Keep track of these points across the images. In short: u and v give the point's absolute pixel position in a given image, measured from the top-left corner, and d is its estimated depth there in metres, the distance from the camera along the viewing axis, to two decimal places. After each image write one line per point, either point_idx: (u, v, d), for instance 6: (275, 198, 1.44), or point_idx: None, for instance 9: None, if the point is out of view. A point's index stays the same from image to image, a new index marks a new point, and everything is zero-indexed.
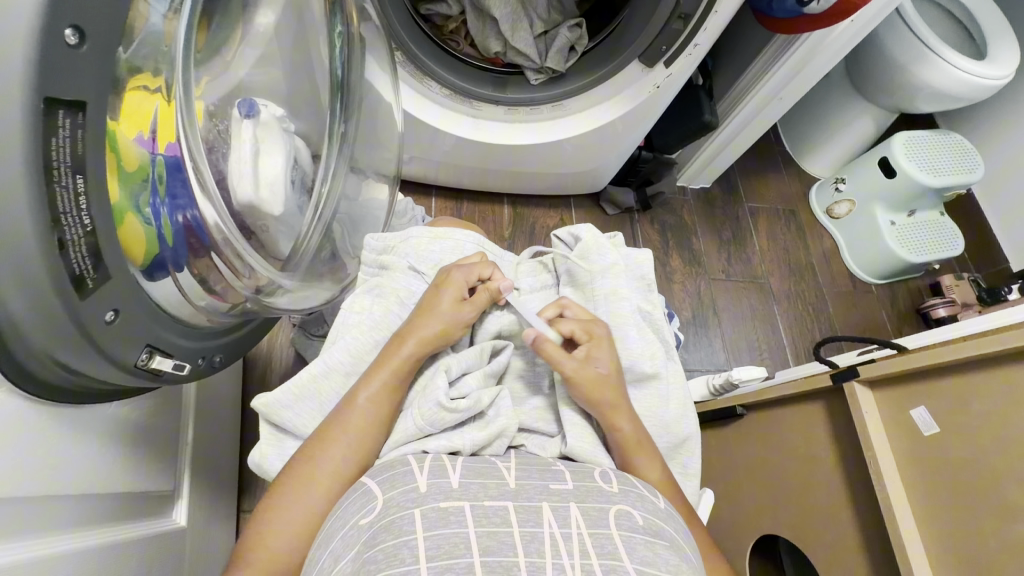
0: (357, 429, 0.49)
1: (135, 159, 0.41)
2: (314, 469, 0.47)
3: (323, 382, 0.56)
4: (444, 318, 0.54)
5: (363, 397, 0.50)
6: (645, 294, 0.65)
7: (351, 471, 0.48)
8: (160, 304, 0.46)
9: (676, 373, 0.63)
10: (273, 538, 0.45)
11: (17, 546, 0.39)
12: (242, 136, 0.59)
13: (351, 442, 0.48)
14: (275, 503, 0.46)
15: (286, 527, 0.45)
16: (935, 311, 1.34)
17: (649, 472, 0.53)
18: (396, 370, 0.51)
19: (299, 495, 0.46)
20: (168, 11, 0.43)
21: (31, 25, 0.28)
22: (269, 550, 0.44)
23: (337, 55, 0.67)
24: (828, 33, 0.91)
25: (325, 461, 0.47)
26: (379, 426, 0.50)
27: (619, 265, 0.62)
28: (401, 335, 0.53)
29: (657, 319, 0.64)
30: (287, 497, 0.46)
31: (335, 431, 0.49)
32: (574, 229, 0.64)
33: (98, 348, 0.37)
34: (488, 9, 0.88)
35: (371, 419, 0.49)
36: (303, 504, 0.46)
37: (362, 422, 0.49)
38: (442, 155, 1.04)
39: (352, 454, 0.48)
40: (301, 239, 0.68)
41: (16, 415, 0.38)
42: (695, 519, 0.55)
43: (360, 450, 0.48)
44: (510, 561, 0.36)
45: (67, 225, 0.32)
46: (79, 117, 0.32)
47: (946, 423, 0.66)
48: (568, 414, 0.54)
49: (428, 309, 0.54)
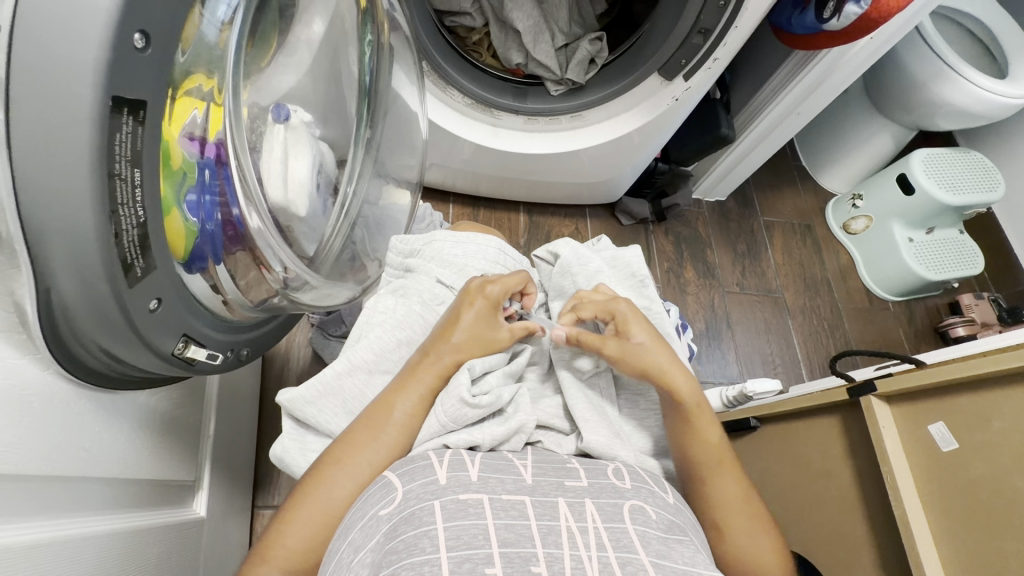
0: (388, 438, 0.50)
1: (180, 158, 0.44)
2: (341, 472, 0.48)
3: (345, 380, 0.58)
4: (473, 330, 0.56)
5: (399, 410, 0.51)
6: (639, 290, 0.67)
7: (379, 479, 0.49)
8: (197, 296, 0.48)
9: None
10: (293, 535, 0.46)
11: (53, 522, 0.41)
12: (275, 138, 0.62)
13: (380, 447, 0.50)
14: (298, 503, 0.48)
15: (304, 527, 0.46)
16: (954, 329, 1.33)
17: (711, 433, 0.54)
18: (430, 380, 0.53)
19: (325, 497, 0.47)
20: (223, 21, 0.45)
21: (104, 31, 0.30)
22: (293, 549, 0.46)
23: (367, 63, 0.71)
24: (847, 51, 0.92)
25: (352, 464, 0.49)
26: (407, 438, 0.51)
27: (602, 272, 0.66)
28: (434, 345, 0.55)
29: (654, 315, 0.65)
30: (311, 499, 0.47)
31: (363, 433, 0.50)
32: (552, 247, 0.69)
33: (142, 336, 0.39)
34: (511, 21, 0.91)
35: (401, 428, 0.51)
36: (323, 506, 0.47)
37: (394, 429, 0.51)
38: (462, 162, 1.06)
39: (381, 460, 0.49)
40: (325, 239, 0.71)
41: (59, 396, 0.41)
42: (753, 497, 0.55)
43: (389, 456, 0.50)
44: (528, 551, 0.37)
45: (123, 216, 0.35)
46: (140, 116, 0.34)
47: (964, 439, 0.66)
48: (580, 413, 0.55)
49: (457, 322, 0.56)
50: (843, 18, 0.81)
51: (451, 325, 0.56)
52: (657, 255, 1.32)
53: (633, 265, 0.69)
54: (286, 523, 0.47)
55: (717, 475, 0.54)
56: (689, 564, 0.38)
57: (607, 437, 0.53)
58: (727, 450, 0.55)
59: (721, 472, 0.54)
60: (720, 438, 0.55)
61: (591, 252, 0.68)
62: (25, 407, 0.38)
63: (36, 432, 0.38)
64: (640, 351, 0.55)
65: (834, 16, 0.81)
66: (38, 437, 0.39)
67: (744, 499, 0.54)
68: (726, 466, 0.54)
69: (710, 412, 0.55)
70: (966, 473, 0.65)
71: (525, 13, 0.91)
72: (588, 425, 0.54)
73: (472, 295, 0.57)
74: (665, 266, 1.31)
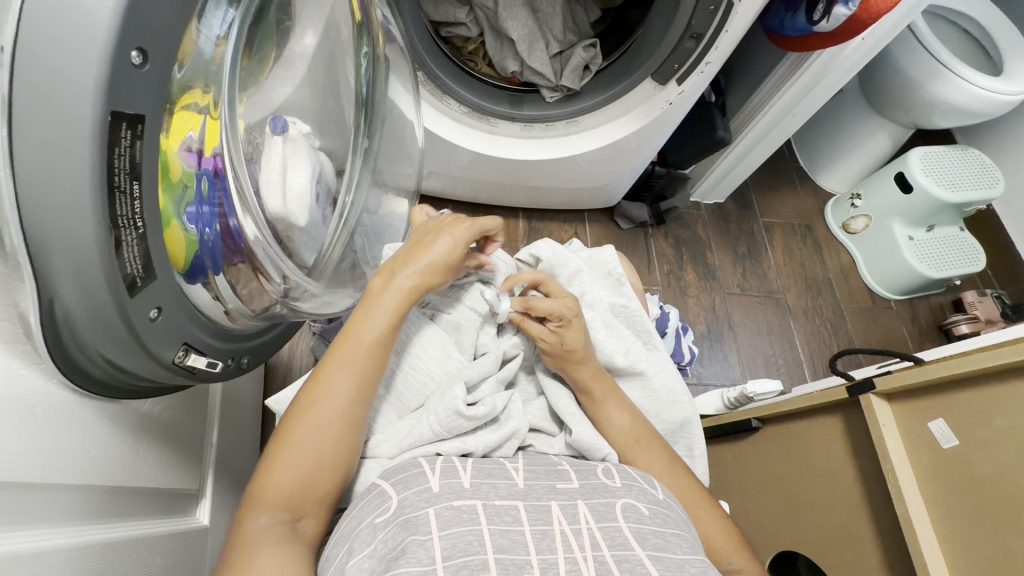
0: (364, 363, 0.50)
1: (179, 170, 0.45)
2: (323, 404, 0.47)
3: None
4: (438, 257, 0.55)
5: (369, 336, 0.50)
6: (616, 289, 0.68)
7: (360, 408, 0.49)
8: (197, 305, 0.49)
9: (668, 372, 0.65)
10: (283, 474, 0.45)
11: (58, 531, 0.42)
12: (273, 150, 0.63)
13: (355, 374, 0.49)
14: (282, 441, 0.46)
15: (295, 464, 0.45)
16: (958, 327, 1.33)
17: (617, 418, 0.58)
18: (398, 305, 0.52)
19: (308, 434, 0.46)
20: (219, 36, 0.46)
21: (100, 50, 0.31)
22: (284, 493, 0.45)
23: (363, 73, 0.71)
24: (840, 51, 0.93)
25: (331, 393, 0.48)
26: (379, 364, 0.51)
27: (583, 271, 0.66)
28: (399, 269, 0.54)
29: (633, 313, 0.67)
30: (295, 438, 0.46)
31: (334, 365, 0.49)
32: (534, 250, 0.69)
33: (143, 345, 0.40)
34: (506, 30, 0.92)
35: (370, 354, 0.50)
36: (310, 437, 0.46)
37: (363, 360, 0.50)
38: (460, 169, 1.07)
39: (358, 390, 0.49)
40: (325, 247, 0.71)
41: (63, 406, 0.41)
42: (682, 472, 0.58)
43: (365, 383, 0.50)
44: (522, 559, 0.37)
45: (122, 227, 0.36)
46: (138, 130, 0.35)
47: (966, 436, 0.66)
48: (564, 408, 0.57)
49: (427, 250, 0.55)
50: (833, 19, 0.81)
51: (418, 248, 0.56)
52: (658, 258, 1.32)
53: (608, 264, 0.69)
54: (273, 464, 0.45)
55: (637, 455, 0.57)
56: (683, 554, 0.40)
57: (592, 430, 0.56)
58: (645, 432, 0.58)
59: (641, 450, 0.57)
60: (631, 420, 0.58)
61: (570, 253, 0.68)
62: (28, 416, 0.38)
63: (40, 440, 0.39)
64: (570, 356, 0.56)
65: (823, 18, 0.82)
66: (42, 445, 0.39)
67: (670, 475, 0.57)
68: (641, 445, 0.57)
69: (619, 400, 0.59)
70: (967, 470, 0.65)
71: (519, 22, 0.92)
72: (573, 417, 0.56)
73: (450, 225, 0.58)
74: (665, 270, 1.31)
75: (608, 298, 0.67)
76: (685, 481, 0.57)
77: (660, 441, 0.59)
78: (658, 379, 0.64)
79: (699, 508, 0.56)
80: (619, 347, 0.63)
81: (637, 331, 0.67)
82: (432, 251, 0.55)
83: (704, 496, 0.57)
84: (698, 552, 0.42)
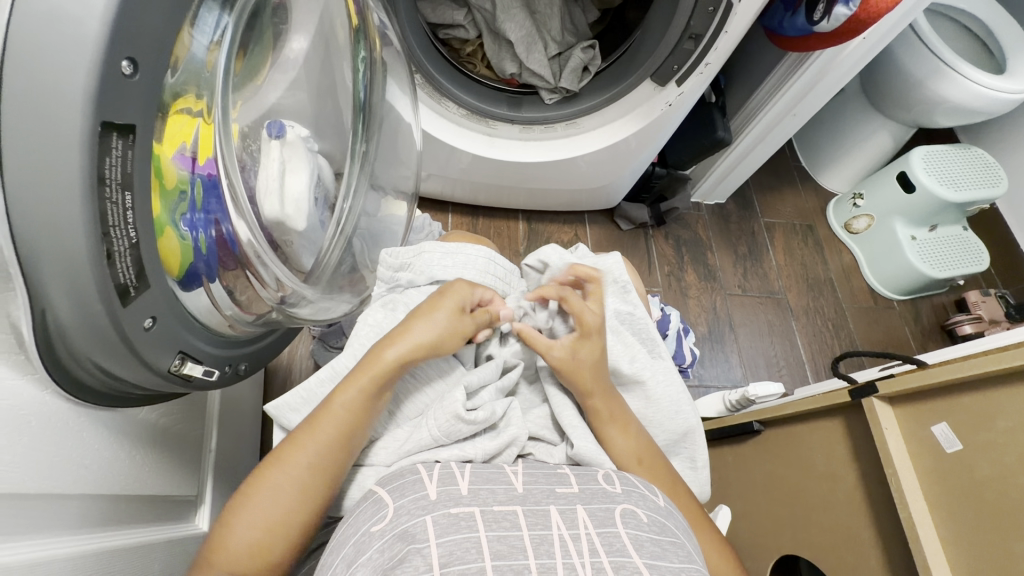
0: (330, 435, 0.48)
1: (173, 177, 0.44)
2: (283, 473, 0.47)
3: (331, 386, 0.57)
4: (432, 322, 0.53)
5: (341, 404, 0.49)
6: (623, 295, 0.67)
7: (323, 477, 0.48)
8: (193, 313, 0.49)
9: (673, 383, 0.64)
10: (238, 537, 0.45)
11: (54, 541, 0.41)
12: (271, 154, 0.63)
13: (321, 447, 0.48)
14: (245, 504, 0.46)
15: (251, 529, 0.45)
16: (961, 327, 1.32)
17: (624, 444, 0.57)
18: (379, 372, 0.50)
19: (268, 499, 0.46)
20: (211, 41, 0.46)
21: (90, 62, 0.31)
22: (236, 554, 0.45)
23: (361, 78, 0.71)
24: (840, 51, 0.92)
25: (297, 463, 0.47)
26: (350, 437, 0.49)
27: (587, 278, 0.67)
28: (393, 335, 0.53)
29: (638, 320, 0.66)
30: (255, 501, 0.46)
31: (306, 431, 0.49)
32: (539, 256, 0.68)
33: (138, 355, 0.40)
34: (503, 32, 0.91)
35: (346, 427, 0.49)
36: (271, 502, 0.46)
37: (333, 431, 0.48)
38: (459, 171, 1.07)
39: (324, 461, 0.48)
40: (323, 252, 0.71)
41: (60, 415, 0.41)
42: (680, 483, 0.57)
43: (336, 456, 0.48)
44: (520, 564, 0.37)
45: (115, 237, 0.36)
46: (130, 140, 0.35)
47: (969, 439, 0.65)
48: (567, 420, 0.57)
49: (424, 314, 0.54)
50: (833, 19, 0.80)
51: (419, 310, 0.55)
52: (659, 260, 1.32)
53: (613, 271, 0.68)
54: (230, 524, 0.46)
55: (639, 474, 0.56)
56: (680, 562, 0.40)
57: (594, 443, 0.55)
58: (649, 452, 0.57)
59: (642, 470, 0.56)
60: (634, 444, 0.57)
61: (575, 259, 0.69)
62: (24, 428, 0.38)
63: (36, 450, 0.39)
64: (581, 367, 0.56)
65: (824, 18, 0.81)
66: (37, 456, 0.39)
67: (672, 487, 0.57)
68: (644, 466, 0.56)
69: (623, 421, 0.57)
70: (971, 473, 0.65)
71: (517, 23, 0.91)
72: (577, 431, 0.56)
73: (454, 290, 0.56)
74: (665, 271, 1.31)
75: (613, 305, 0.66)
76: (683, 494, 0.57)
77: (661, 460, 0.58)
78: (663, 387, 0.63)
79: (698, 519, 0.56)
80: (623, 354, 0.64)
81: (641, 339, 0.66)
82: (431, 324, 0.53)
83: (699, 508, 0.58)
84: (697, 561, 0.41)
